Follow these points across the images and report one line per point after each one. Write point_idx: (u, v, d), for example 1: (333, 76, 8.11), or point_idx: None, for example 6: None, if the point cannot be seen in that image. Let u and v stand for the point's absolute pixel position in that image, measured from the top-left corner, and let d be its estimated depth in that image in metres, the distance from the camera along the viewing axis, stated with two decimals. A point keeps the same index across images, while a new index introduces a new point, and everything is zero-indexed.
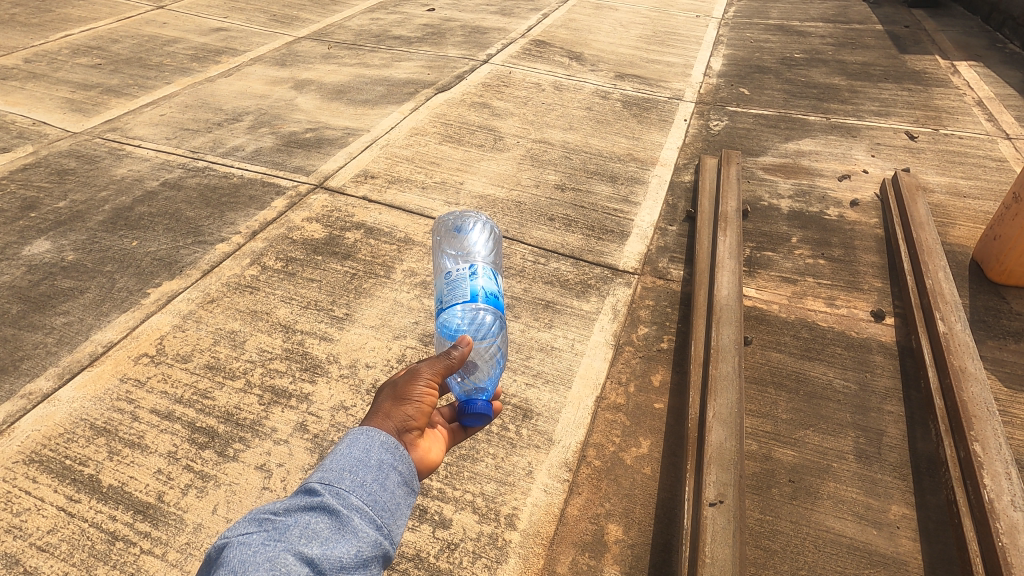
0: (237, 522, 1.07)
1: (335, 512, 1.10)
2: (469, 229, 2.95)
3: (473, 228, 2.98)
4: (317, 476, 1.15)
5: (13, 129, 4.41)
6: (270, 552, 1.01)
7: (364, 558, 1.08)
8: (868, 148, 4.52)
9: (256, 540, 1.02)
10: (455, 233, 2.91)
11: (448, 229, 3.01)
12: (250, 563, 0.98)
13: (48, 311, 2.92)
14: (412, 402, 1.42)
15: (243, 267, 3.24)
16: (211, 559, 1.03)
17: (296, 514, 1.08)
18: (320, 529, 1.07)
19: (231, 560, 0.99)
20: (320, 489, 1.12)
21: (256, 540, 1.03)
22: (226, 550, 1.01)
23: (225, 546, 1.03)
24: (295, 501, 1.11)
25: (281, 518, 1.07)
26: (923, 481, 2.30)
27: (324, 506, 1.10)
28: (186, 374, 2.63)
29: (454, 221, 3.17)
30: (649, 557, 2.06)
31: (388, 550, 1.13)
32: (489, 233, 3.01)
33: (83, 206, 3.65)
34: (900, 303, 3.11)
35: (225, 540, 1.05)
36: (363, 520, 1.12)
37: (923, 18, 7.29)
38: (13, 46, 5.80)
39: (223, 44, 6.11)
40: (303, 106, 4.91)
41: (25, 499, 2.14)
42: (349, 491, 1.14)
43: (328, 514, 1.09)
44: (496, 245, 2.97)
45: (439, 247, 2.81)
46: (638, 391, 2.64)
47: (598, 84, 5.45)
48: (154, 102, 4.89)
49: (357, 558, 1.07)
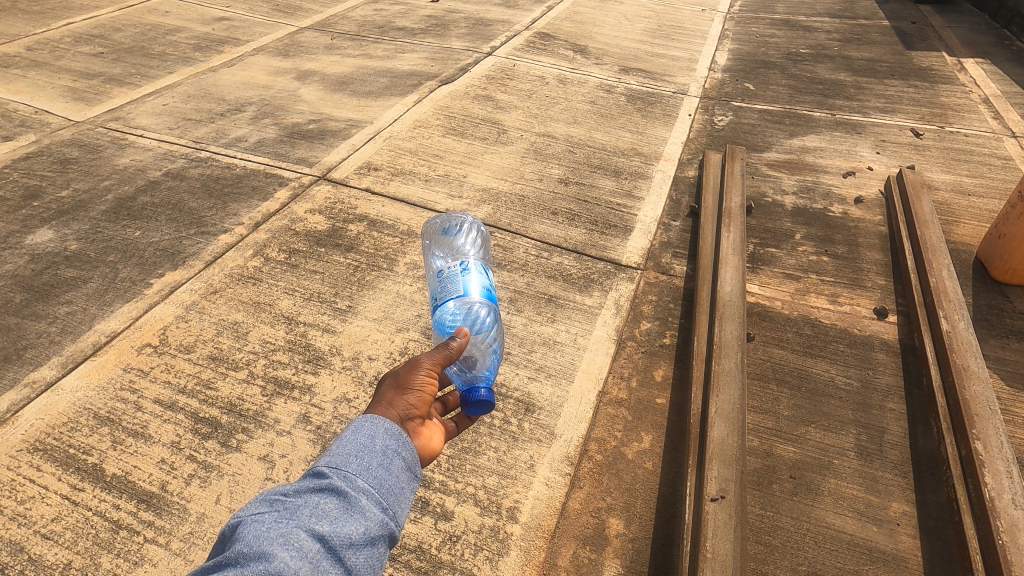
0: (249, 502, 1.08)
1: (343, 493, 1.10)
2: (457, 231, 2.96)
3: (459, 229, 3.00)
4: (325, 460, 1.16)
5: (14, 118, 4.39)
6: (283, 528, 1.02)
7: (372, 536, 1.08)
8: (874, 144, 4.50)
9: (268, 518, 1.04)
10: (442, 237, 2.92)
11: (436, 233, 3.01)
12: (264, 538, 0.99)
13: (50, 300, 2.92)
14: (414, 391, 1.43)
15: (246, 258, 3.24)
16: (226, 538, 1.05)
17: (306, 495, 1.09)
18: (329, 509, 1.08)
19: (246, 535, 1.01)
20: (328, 472, 1.13)
21: (269, 518, 1.04)
22: (240, 527, 1.03)
23: (239, 524, 1.04)
24: (304, 483, 1.12)
25: (292, 499, 1.08)
26: (923, 478, 2.31)
27: (332, 487, 1.11)
28: (189, 364, 2.64)
29: (445, 223, 3.18)
30: (650, 551, 2.07)
31: (394, 532, 1.14)
32: (477, 234, 3.02)
33: (86, 196, 3.64)
34: (902, 301, 3.11)
35: (238, 519, 1.06)
36: (370, 501, 1.12)
37: (930, 13, 7.25)
38: (15, 34, 5.77)
39: (225, 33, 6.08)
40: (306, 97, 4.89)
41: (28, 487, 2.15)
42: (356, 474, 1.15)
43: (336, 495, 1.10)
44: (484, 243, 3.00)
45: (429, 252, 2.82)
46: (640, 386, 2.64)
47: (602, 78, 5.42)
48: (156, 92, 4.87)
49: (365, 536, 1.07)
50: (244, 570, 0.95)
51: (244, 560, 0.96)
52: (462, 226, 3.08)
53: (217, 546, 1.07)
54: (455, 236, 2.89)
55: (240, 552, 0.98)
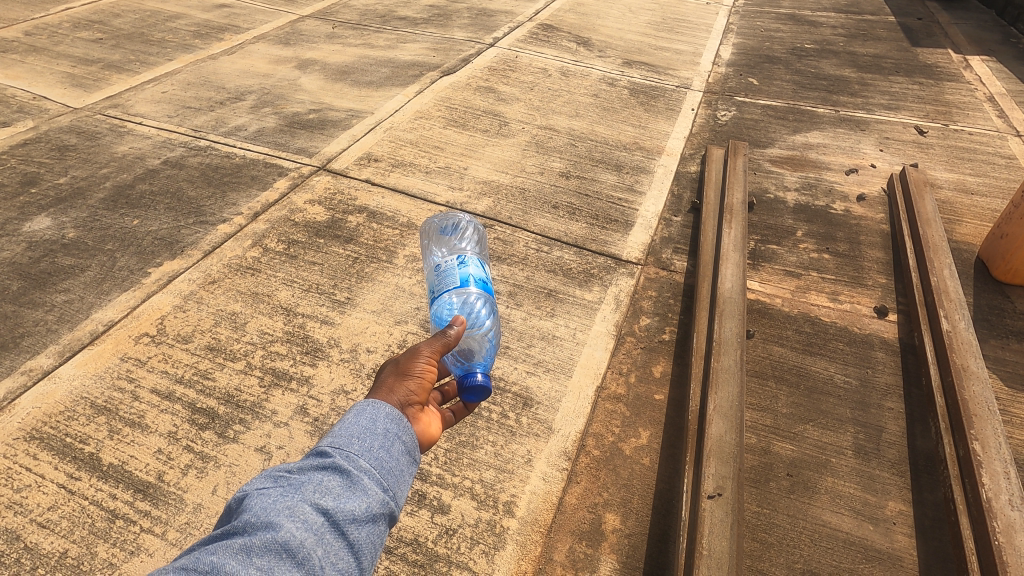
0: (255, 477, 1.09)
1: (346, 471, 1.10)
2: (454, 232, 2.99)
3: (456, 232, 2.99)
4: (328, 441, 1.16)
5: (12, 103, 4.36)
6: (288, 501, 1.02)
7: (373, 514, 1.08)
8: (877, 142, 4.48)
9: (274, 492, 1.04)
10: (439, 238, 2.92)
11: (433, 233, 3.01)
12: (270, 512, 1.00)
13: (48, 288, 2.91)
14: (414, 378, 1.42)
15: (244, 248, 3.22)
16: (232, 510, 1.06)
17: (309, 473, 1.09)
18: (332, 486, 1.07)
19: (253, 507, 1.02)
20: (331, 451, 1.13)
21: (273, 492, 1.04)
22: (246, 501, 1.04)
23: (245, 496, 1.05)
24: (308, 461, 1.11)
25: (296, 475, 1.08)
26: (920, 478, 2.31)
27: (335, 466, 1.10)
28: (187, 355, 2.63)
29: (441, 224, 3.16)
30: (647, 548, 2.07)
31: (395, 511, 1.13)
32: (474, 236, 3.06)
33: (84, 183, 3.62)
34: (903, 300, 3.10)
35: (245, 492, 1.07)
36: (371, 480, 1.12)
37: (937, 9, 7.18)
38: (13, 18, 5.73)
39: (225, 21, 6.02)
40: (307, 86, 4.85)
41: (25, 476, 2.15)
42: (359, 454, 1.14)
43: (339, 473, 1.09)
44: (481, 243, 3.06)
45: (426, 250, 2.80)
46: (638, 381, 2.64)
47: (606, 71, 5.38)
48: (156, 79, 4.83)
49: (367, 513, 1.07)
50: (251, 538, 0.96)
51: (251, 529, 0.97)
52: (458, 228, 3.10)
53: (223, 517, 1.08)
54: (451, 237, 2.92)
55: (248, 522, 0.99)
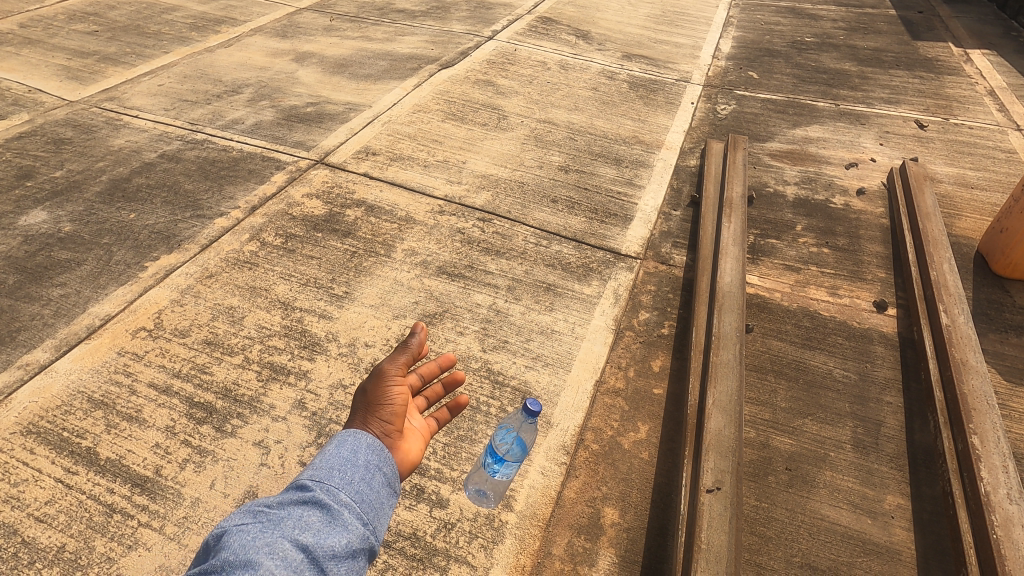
0: (233, 513, 1.08)
1: (326, 506, 1.09)
2: None
3: None
4: (307, 474, 1.15)
5: (7, 96, 4.32)
6: (268, 537, 1.01)
7: (354, 549, 1.07)
8: (877, 136, 4.46)
9: (253, 528, 1.03)
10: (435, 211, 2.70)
11: None
12: (250, 548, 0.99)
13: (45, 282, 2.89)
14: (386, 406, 1.37)
15: (242, 242, 3.20)
16: (209, 548, 1.04)
17: (289, 508, 1.08)
18: (312, 521, 1.06)
19: (231, 544, 1.00)
20: (312, 485, 1.13)
21: (252, 528, 1.03)
22: (224, 538, 1.03)
23: (223, 534, 1.04)
24: (288, 496, 1.11)
25: (275, 511, 1.07)
26: (918, 472, 2.31)
27: (315, 500, 1.10)
28: (184, 349, 2.62)
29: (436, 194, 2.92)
30: (645, 541, 2.07)
31: (374, 546, 1.12)
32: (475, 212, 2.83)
33: (80, 177, 3.60)
34: (903, 294, 3.09)
35: (222, 530, 1.06)
36: (352, 514, 1.11)
37: (938, 3, 7.15)
38: (7, 11, 5.68)
39: (222, 13, 5.97)
40: (304, 79, 4.82)
41: (22, 470, 2.14)
42: (339, 487, 1.14)
43: (319, 507, 1.09)
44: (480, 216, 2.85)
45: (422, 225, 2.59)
46: (637, 376, 2.63)
47: (605, 64, 5.35)
48: (152, 72, 4.79)
49: (347, 548, 1.06)
50: None
51: (229, 568, 0.96)
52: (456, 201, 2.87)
53: (197, 558, 1.06)
54: None
55: (225, 560, 0.97)
